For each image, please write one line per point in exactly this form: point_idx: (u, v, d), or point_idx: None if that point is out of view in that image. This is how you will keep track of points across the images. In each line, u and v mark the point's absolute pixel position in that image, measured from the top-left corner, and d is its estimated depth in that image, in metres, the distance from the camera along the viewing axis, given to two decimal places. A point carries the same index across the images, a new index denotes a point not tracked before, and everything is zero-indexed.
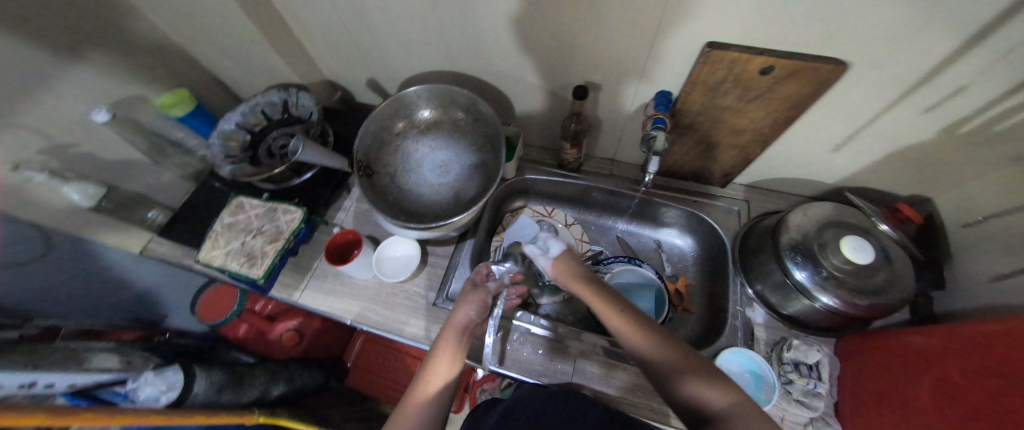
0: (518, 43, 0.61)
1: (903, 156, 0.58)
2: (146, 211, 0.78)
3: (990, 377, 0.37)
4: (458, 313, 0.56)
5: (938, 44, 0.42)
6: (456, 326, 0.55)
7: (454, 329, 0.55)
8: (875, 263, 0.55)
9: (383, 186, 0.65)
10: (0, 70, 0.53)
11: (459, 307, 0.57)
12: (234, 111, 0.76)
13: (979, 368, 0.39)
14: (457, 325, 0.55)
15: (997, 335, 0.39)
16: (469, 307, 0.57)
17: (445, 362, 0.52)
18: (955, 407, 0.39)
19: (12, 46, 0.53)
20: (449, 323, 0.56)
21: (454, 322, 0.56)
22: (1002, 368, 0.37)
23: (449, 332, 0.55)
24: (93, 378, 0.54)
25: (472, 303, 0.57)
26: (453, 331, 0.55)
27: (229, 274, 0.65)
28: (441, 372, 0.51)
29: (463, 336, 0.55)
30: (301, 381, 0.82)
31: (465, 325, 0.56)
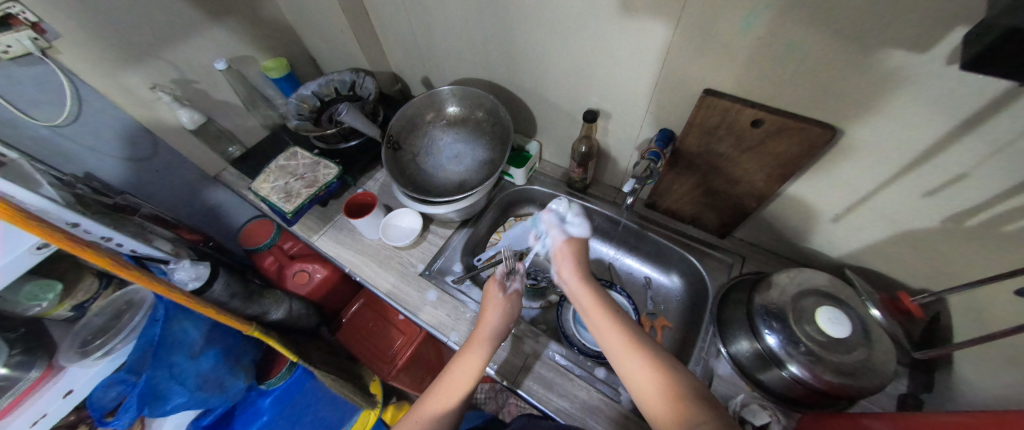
0: (545, 65, 0.70)
1: (907, 240, 0.56)
2: (228, 145, 0.97)
3: None
4: (484, 324, 0.62)
5: (926, 123, 0.43)
6: (482, 337, 0.60)
7: (480, 339, 0.60)
8: (850, 340, 0.52)
9: (405, 161, 0.75)
10: (160, 15, 0.74)
11: (484, 318, 0.62)
12: (314, 81, 0.93)
13: None
14: (484, 335, 0.60)
15: None
16: (494, 318, 0.62)
17: (467, 370, 0.57)
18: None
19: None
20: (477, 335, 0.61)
21: (480, 333, 0.61)
22: None
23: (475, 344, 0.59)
24: (152, 252, 0.67)
25: (496, 314, 0.63)
26: (480, 343, 0.59)
27: (268, 204, 0.79)
28: (465, 373, 0.56)
29: (492, 343, 0.60)
30: (298, 316, 0.93)
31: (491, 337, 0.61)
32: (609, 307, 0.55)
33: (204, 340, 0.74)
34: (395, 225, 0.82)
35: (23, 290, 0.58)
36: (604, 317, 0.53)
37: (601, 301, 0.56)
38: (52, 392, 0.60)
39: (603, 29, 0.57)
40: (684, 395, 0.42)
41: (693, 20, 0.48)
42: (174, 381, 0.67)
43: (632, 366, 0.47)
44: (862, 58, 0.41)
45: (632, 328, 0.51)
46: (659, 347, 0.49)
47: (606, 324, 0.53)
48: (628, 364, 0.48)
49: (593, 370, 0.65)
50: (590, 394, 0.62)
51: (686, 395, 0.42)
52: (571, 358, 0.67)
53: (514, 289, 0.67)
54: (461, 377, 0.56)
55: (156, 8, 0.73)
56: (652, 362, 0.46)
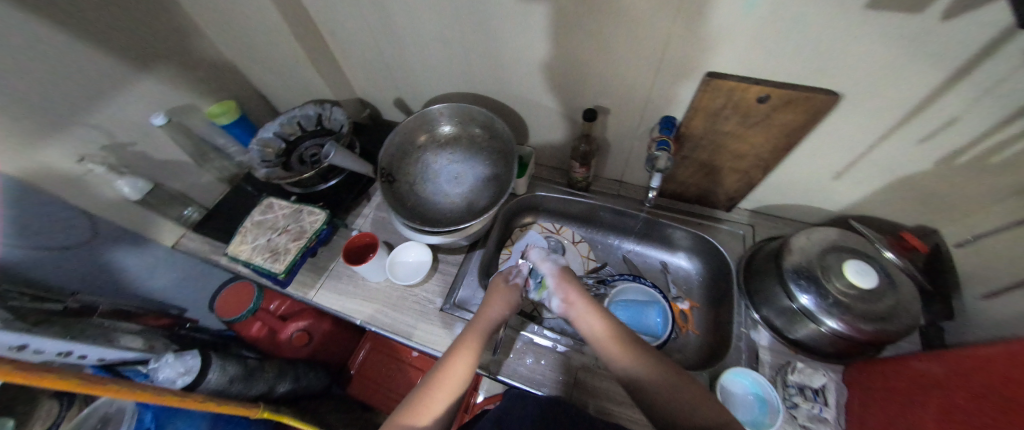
0: (534, 70, 0.68)
1: (903, 185, 0.60)
2: (183, 208, 0.84)
3: (997, 399, 0.37)
4: (488, 309, 0.60)
5: (923, 77, 0.46)
6: (484, 322, 0.59)
7: (482, 325, 0.59)
8: (879, 287, 0.55)
9: (403, 192, 0.69)
10: (75, 76, 0.63)
11: (489, 303, 0.61)
12: (274, 121, 0.84)
13: (987, 389, 0.39)
14: (489, 320, 0.59)
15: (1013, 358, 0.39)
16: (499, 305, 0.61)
17: (467, 356, 0.54)
18: None
19: (85, 53, 0.63)
20: (479, 318, 0.59)
21: (482, 319, 0.59)
22: (1009, 390, 0.37)
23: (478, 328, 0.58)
24: (121, 354, 0.57)
25: (501, 302, 0.62)
26: (480, 329, 0.58)
27: (253, 268, 0.69)
28: (466, 361, 0.54)
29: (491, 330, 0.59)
30: (307, 381, 0.83)
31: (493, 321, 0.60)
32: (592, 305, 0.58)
33: None
34: (400, 264, 0.75)
35: None
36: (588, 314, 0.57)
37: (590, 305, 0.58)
38: None
39: (594, 27, 0.56)
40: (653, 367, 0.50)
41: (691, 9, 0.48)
42: None
43: (606, 349, 0.54)
44: (860, 26, 0.43)
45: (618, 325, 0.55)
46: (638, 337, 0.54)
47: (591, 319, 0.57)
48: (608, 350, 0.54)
49: None
50: None
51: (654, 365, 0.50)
52: None
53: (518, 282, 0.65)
54: (463, 362, 0.54)
55: (68, 68, 0.61)
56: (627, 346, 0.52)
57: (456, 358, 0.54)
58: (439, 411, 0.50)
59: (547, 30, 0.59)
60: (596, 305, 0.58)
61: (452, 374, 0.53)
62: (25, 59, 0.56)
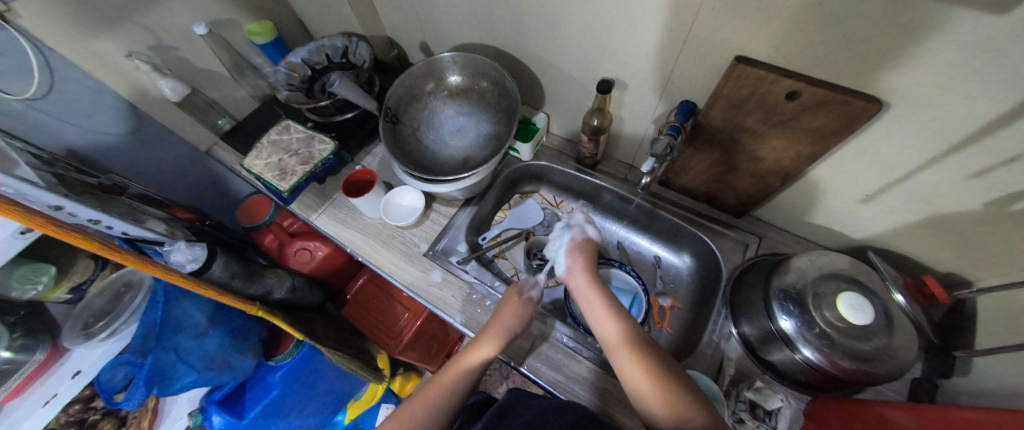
0: (555, 29, 0.63)
1: (941, 223, 0.52)
2: (217, 117, 0.91)
3: None
4: (503, 319, 0.58)
5: (992, 97, 0.38)
6: (499, 332, 0.57)
7: (498, 335, 0.57)
8: (872, 326, 0.50)
9: (405, 136, 0.70)
10: None
11: (503, 313, 0.59)
12: (303, 47, 0.87)
13: None
14: (502, 330, 0.57)
15: (1007, 426, 0.34)
16: (515, 318, 0.59)
17: (477, 357, 0.54)
18: None
19: None
20: (495, 326, 0.58)
21: (498, 327, 0.57)
22: None
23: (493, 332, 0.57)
24: (143, 234, 0.66)
25: (517, 314, 0.60)
26: (495, 336, 0.56)
27: (262, 182, 0.75)
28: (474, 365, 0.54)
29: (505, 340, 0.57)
30: (302, 295, 0.91)
31: (508, 333, 0.57)
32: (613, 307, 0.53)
33: (209, 320, 0.73)
34: (390, 207, 0.78)
35: (14, 273, 0.55)
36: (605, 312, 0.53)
37: (608, 302, 0.54)
38: (61, 372, 0.64)
39: None
40: (667, 387, 0.43)
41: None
42: (180, 362, 0.68)
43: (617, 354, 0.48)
44: (922, 22, 0.36)
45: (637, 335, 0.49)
46: (658, 351, 0.47)
47: (608, 322, 0.52)
48: (615, 352, 0.49)
49: (600, 351, 0.64)
50: (603, 379, 0.61)
51: (667, 381, 0.44)
52: (579, 340, 0.66)
53: (532, 296, 0.62)
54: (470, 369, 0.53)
55: None
56: (637, 350, 0.47)
57: (467, 358, 0.54)
58: (440, 402, 0.50)
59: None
60: (616, 307, 0.53)
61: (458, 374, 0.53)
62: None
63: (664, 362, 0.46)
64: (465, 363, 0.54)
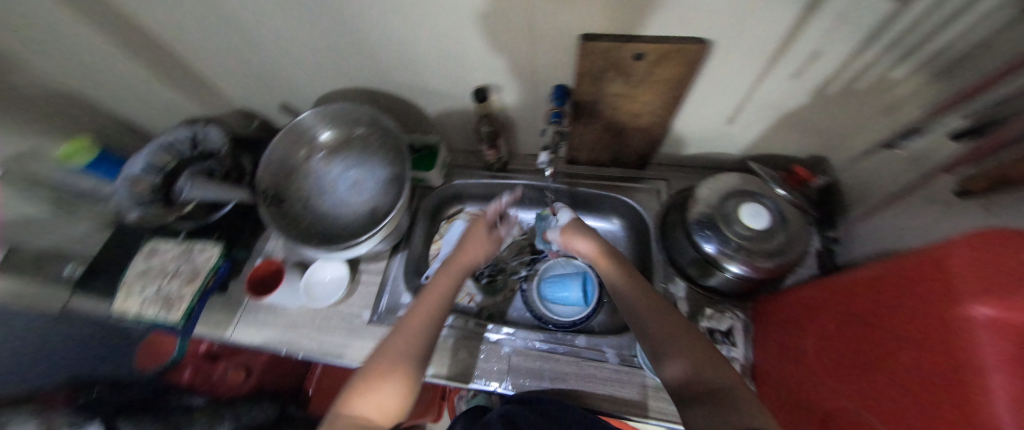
0: (411, 55, 0.61)
1: (791, 119, 0.61)
2: (61, 268, 0.74)
3: (874, 328, 0.38)
4: (467, 253, 0.63)
5: (779, 13, 0.44)
6: (461, 263, 0.62)
7: (458, 265, 0.61)
8: (772, 227, 0.57)
9: (296, 213, 0.64)
10: None
11: (469, 249, 0.64)
12: (138, 154, 0.72)
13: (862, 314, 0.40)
14: (468, 261, 0.63)
15: (872, 279, 0.40)
16: (478, 251, 0.64)
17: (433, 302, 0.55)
18: (840, 361, 0.42)
19: None
20: (452, 264, 0.62)
21: (458, 260, 0.62)
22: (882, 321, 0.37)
23: (421, 312, 0.53)
24: None
25: (479, 246, 0.65)
26: (456, 267, 0.61)
27: (147, 323, 0.63)
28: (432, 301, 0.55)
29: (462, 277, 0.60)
30: (251, 418, 0.80)
31: (470, 264, 0.63)
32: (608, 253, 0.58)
33: None
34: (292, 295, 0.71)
35: None
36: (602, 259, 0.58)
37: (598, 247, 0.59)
38: None
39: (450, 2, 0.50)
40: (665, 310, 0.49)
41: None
42: None
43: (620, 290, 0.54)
44: None
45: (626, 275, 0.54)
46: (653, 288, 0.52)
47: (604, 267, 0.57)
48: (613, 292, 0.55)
49: (573, 342, 0.65)
50: (585, 366, 0.63)
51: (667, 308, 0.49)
52: (551, 339, 0.66)
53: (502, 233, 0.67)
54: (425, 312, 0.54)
55: None
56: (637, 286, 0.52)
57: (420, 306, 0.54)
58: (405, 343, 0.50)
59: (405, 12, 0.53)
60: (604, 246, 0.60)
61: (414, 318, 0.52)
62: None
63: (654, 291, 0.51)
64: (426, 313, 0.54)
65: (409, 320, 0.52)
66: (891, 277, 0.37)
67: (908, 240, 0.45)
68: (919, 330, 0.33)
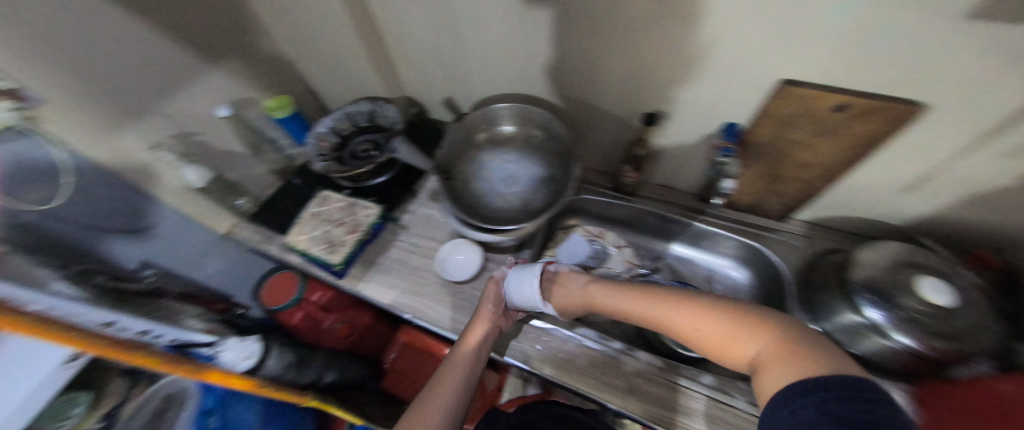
0: (594, 77, 0.67)
1: (982, 200, 0.57)
2: (235, 198, 0.87)
3: None
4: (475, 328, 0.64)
5: (1013, 86, 0.44)
6: (475, 339, 0.63)
7: (474, 344, 0.63)
8: (957, 306, 0.53)
9: (459, 190, 0.70)
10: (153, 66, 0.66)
11: (478, 324, 0.64)
12: (328, 117, 0.86)
13: None
14: (483, 322, 0.64)
15: None
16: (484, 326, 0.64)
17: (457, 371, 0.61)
18: None
19: (162, 43, 0.66)
20: (469, 338, 0.63)
21: (473, 335, 0.63)
22: None
23: (460, 360, 0.62)
24: (191, 337, 0.59)
25: (484, 311, 0.65)
26: (473, 345, 0.62)
27: (309, 258, 0.71)
28: (457, 369, 0.61)
29: (476, 354, 0.62)
30: (350, 373, 0.85)
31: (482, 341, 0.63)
32: (680, 294, 0.51)
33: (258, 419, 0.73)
34: (523, 303, 0.65)
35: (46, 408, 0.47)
36: (666, 306, 0.51)
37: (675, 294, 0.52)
38: None
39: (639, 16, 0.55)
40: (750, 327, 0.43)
41: (753, 38, 0.51)
42: None
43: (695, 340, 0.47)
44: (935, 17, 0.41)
45: (719, 311, 0.46)
46: (757, 314, 0.44)
47: (680, 308, 0.50)
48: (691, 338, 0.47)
49: (700, 377, 0.62)
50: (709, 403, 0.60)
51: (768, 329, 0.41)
52: (673, 368, 0.63)
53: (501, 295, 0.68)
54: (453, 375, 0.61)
55: (150, 59, 0.65)
56: (720, 322, 0.45)
57: (451, 369, 0.61)
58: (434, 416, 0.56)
59: (610, 36, 0.59)
60: (670, 294, 0.53)
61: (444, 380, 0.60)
62: (98, 46, 0.58)
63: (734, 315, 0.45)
64: (447, 384, 0.60)
65: (435, 392, 0.59)
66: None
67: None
68: None
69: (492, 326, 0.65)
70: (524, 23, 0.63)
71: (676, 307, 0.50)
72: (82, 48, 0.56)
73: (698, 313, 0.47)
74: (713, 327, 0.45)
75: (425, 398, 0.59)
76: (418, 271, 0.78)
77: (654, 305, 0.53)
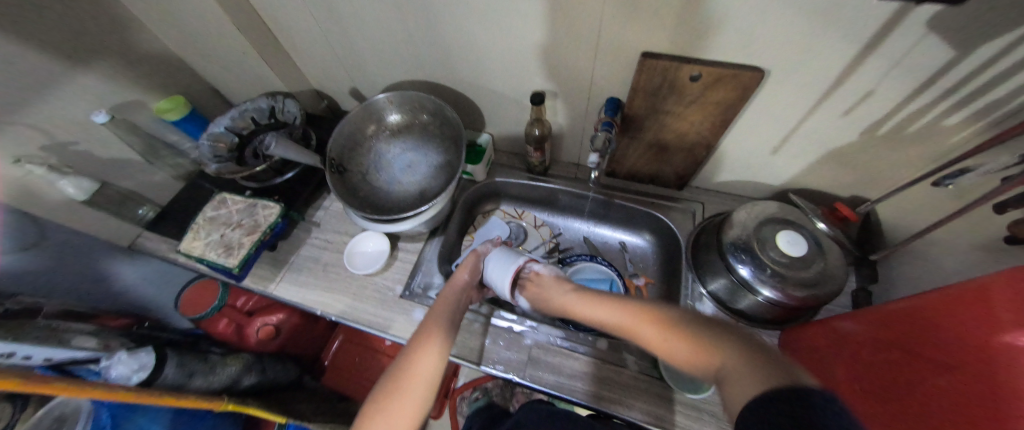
0: (482, 58, 0.68)
1: (833, 157, 0.63)
2: (137, 207, 0.82)
3: (887, 362, 0.41)
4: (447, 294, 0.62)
5: (835, 50, 0.47)
6: (446, 307, 0.60)
7: (443, 312, 0.59)
8: (808, 255, 0.57)
9: (354, 183, 0.69)
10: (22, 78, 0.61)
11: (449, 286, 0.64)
12: (224, 116, 0.82)
13: (878, 347, 0.43)
14: (453, 291, 0.63)
15: (895, 314, 0.43)
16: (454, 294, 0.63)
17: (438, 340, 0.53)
18: (855, 389, 0.44)
19: (28, 56, 0.61)
20: (439, 307, 0.60)
21: (444, 304, 0.60)
22: (901, 369, 0.39)
23: (435, 317, 0.58)
24: (70, 354, 0.59)
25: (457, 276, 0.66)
26: (442, 313, 0.58)
27: (207, 264, 0.69)
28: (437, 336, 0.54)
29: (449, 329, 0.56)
30: (275, 374, 0.86)
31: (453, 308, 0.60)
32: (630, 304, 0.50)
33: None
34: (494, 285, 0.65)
35: None
36: (626, 315, 0.49)
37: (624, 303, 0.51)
38: None
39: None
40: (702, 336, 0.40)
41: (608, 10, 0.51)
42: None
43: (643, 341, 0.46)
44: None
45: (677, 320, 0.44)
46: (713, 325, 0.41)
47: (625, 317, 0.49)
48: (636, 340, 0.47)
49: (594, 343, 0.66)
50: (600, 366, 0.64)
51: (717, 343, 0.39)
52: (571, 338, 0.67)
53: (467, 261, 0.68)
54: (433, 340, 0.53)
55: (17, 70, 0.60)
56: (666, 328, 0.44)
57: (428, 336, 0.54)
58: (416, 381, 0.49)
59: (484, 17, 0.59)
60: (624, 302, 0.52)
61: (423, 349, 0.52)
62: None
63: (697, 325, 0.42)
64: (427, 349, 0.52)
65: (416, 357, 0.51)
66: (944, 295, 0.38)
67: (952, 278, 0.46)
68: (944, 382, 0.34)
69: (461, 293, 0.64)
70: (401, 6, 0.62)
71: (627, 315, 0.49)
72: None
73: (642, 317, 0.47)
74: (670, 339, 0.43)
75: (403, 363, 0.51)
76: (330, 267, 0.77)
77: (608, 310, 0.52)
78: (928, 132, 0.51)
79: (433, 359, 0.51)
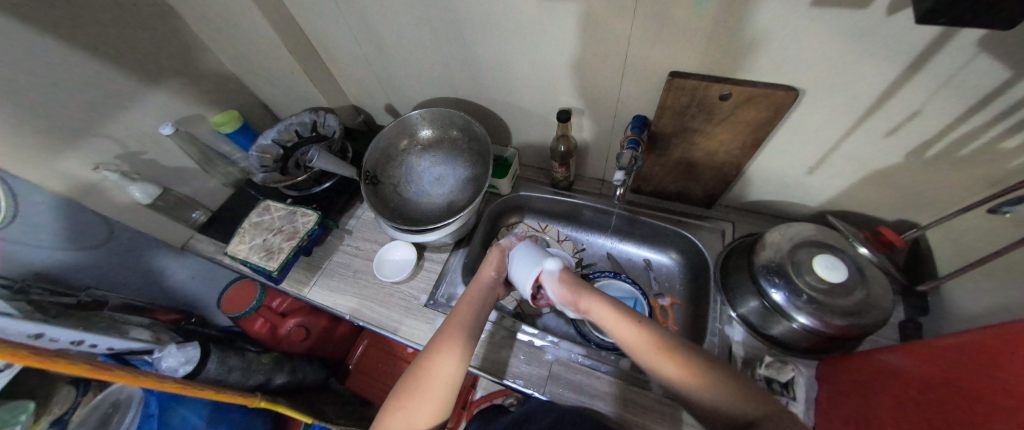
0: (512, 78, 0.70)
1: (876, 178, 0.60)
2: (191, 211, 0.89)
3: (938, 400, 0.38)
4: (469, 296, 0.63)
5: (875, 70, 0.46)
6: (468, 308, 0.62)
7: (465, 312, 0.61)
8: (849, 281, 0.54)
9: (387, 194, 0.73)
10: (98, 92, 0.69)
11: (472, 287, 0.65)
12: (271, 129, 0.88)
13: (929, 383, 0.40)
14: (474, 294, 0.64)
15: (950, 349, 0.40)
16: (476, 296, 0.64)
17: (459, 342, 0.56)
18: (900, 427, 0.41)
19: (103, 70, 0.69)
20: (461, 308, 0.61)
21: (467, 304, 0.62)
22: (953, 405, 0.36)
23: (456, 319, 0.60)
24: (129, 345, 0.64)
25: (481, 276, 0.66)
26: (464, 313, 0.61)
27: (250, 266, 0.74)
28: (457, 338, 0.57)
29: (472, 331, 0.59)
30: (303, 374, 0.90)
31: (475, 308, 0.62)
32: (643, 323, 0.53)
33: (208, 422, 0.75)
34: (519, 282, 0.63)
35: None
36: (636, 330, 0.52)
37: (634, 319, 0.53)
38: None
39: (538, 21, 0.57)
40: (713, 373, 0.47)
41: (636, 32, 0.53)
42: None
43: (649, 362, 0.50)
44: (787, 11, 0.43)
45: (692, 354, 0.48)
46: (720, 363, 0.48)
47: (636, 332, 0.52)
48: (647, 359, 0.50)
49: (616, 362, 0.65)
50: (621, 387, 0.63)
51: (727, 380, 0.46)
52: (593, 356, 0.66)
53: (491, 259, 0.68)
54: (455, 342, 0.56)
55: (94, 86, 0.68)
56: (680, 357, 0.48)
57: (449, 337, 0.57)
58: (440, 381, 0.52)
59: (515, 38, 0.61)
60: (636, 316, 0.54)
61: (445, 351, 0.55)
62: (36, 76, 0.60)
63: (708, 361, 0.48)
64: (449, 350, 0.55)
65: (440, 357, 0.54)
66: (1010, 328, 0.35)
67: (1015, 312, 0.42)
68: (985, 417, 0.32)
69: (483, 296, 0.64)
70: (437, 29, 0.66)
71: (636, 329, 0.52)
72: (17, 81, 0.59)
73: (658, 344, 0.50)
74: (680, 369, 0.48)
75: (426, 362, 0.54)
76: (360, 273, 0.81)
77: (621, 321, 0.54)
78: (984, 154, 0.48)
79: (459, 359, 0.55)
